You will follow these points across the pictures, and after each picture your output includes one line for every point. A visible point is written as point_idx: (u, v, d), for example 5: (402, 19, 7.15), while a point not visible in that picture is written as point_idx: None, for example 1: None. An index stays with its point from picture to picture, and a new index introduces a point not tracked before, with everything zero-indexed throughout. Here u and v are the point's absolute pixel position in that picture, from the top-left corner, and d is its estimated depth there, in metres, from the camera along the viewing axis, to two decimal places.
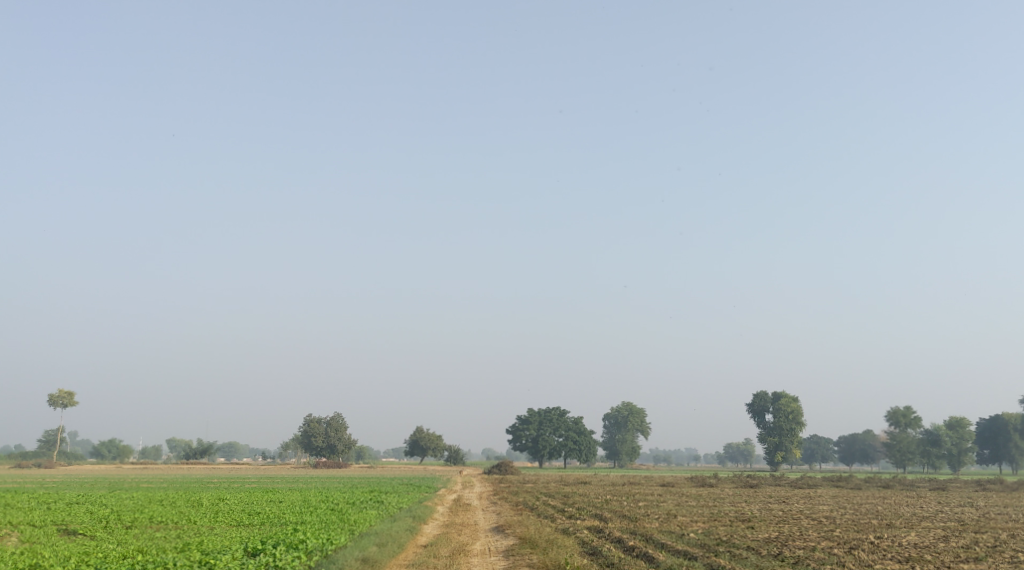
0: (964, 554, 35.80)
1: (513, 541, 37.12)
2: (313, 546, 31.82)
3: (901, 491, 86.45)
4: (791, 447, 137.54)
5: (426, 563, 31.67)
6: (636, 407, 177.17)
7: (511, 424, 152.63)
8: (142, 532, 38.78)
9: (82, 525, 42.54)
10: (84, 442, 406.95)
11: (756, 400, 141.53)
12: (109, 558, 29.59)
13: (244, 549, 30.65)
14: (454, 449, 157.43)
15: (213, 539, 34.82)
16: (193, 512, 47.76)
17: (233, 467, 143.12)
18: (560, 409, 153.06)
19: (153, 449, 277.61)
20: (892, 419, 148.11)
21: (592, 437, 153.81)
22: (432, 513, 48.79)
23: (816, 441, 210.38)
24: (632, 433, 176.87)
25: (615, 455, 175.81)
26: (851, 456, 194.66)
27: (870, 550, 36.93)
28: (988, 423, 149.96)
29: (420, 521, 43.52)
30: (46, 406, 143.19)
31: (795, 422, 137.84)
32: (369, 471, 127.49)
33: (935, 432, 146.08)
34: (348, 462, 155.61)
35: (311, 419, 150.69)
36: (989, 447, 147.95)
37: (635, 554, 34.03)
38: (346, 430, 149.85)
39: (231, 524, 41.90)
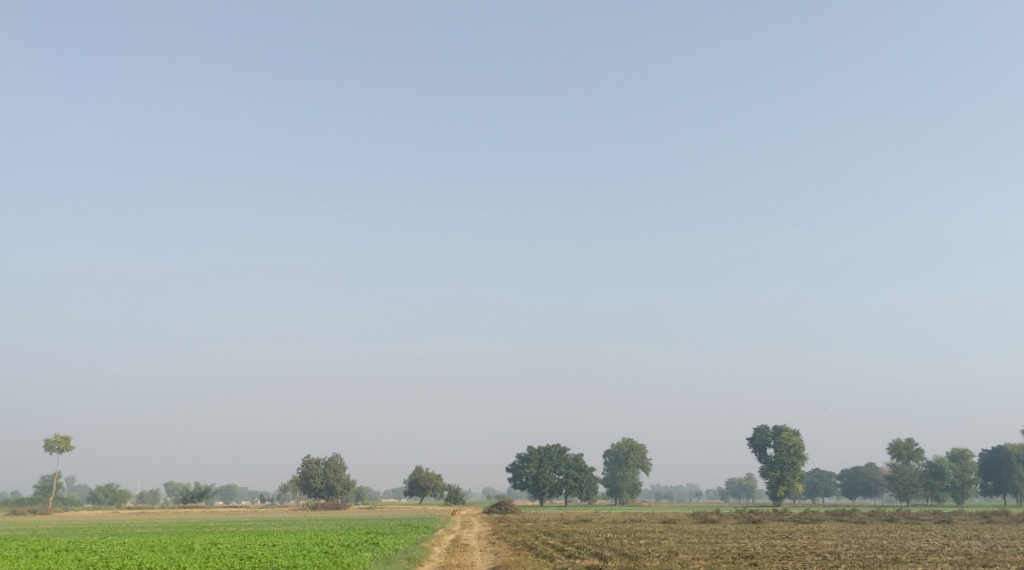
0: None
1: None
2: None
3: (905, 525, 85.54)
4: (793, 481, 136.07)
5: None
6: (637, 443, 175.85)
7: (511, 462, 151.18)
8: None
9: None
10: (80, 488, 403.48)
11: (757, 433, 140.28)
12: None
13: None
14: (453, 488, 155.76)
15: None
16: (183, 557, 46.91)
17: (231, 510, 141.83)
18: (560, 446, 151.64)
19: (150, 493, 274.98)
20: (893, 452, 146.79)
21: (593, 474, 152.16)
22: (429, 554, 47.75)
23: (818, 476, 208.62)
24: (633, 469, 175.24)
25: (616, 492, 174.02)
26: (854, 489, 192.93)
27: None
28: (991, 454, 148.88)
29: (415, 563, 42.64)
30: (41, 451, 141.78)
31: (797, 456, 136.46)
32: (369, 512, 126.22)
33: (938, 464, 144.73)
34: (347, 503, 153.90)
35: (309, 459, 149.17)
36: (993, 478, 146.61)
37: None
38: (345, 471, 148.35)
39: None
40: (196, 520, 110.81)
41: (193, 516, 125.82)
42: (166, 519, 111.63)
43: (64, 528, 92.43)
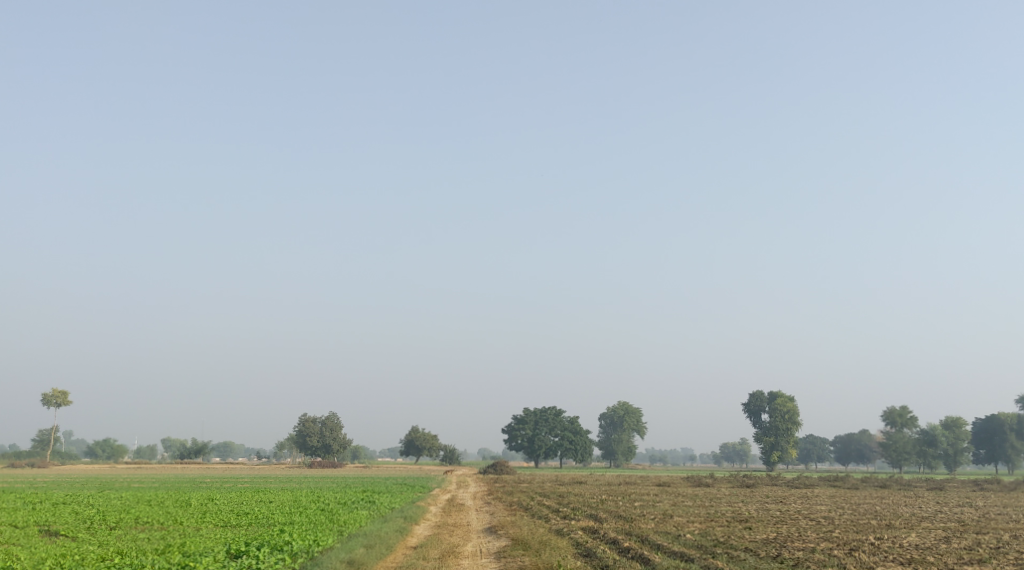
0: (967, 557, 34.55)
1: (506, 542, 36.29)
2: (299, 547, 30.89)
3: (898, 492, 85.97)
4: (787, 447, 136.73)
5: (415, 564, 30.37)
6: (632, 407, 176.62)
7: (507, 424, 152.00)
8: (126, 533, 37.80)
9: (66, 525, 41.54)
10: (78, 442, 405.99)
11: (753, 399, 140.80)
12: (85, 560, 28.22)
13: (228, 550, 29.55)
14: (449, 448, 156.52)
15: (198, 540, 34.01)
16: (180, 512, 47.05)
17: (228, 467, 142.61)
18: (556, 409, 152.36)
19: (148, 448, 276.50)
20: (888, 419, 147.52)
21: (588, 436, 152.81)
22: (425, 513, 48.01)
23: (812, 442, 209.97)
24: (628, 433, 176.13)
25: (611, 454, 175.01)
26: (847, 456, 194.17)
27: (870, 551, 35.93)
28: (985, 423, 149.49)
29: (411, 521, 42.74)
30: (39, 406, 142.19)
31: (791, 422, 137.13)
32: (366, 471, 127.06)
33: (931, 432, 145.51)
34: (344, 462, 154.81)
35: (306, 418, 149.66)
36: (986, 447, 147.39)
37: (631, 556, 32.99)
38: (341, 430, 149.03)
39: (218, 524, 40.95)
40: (193, 475, 111.41)
41: (191, 472, 126.44)
42: (165, 475, 112.22)
43: (62, 482, 92.75)
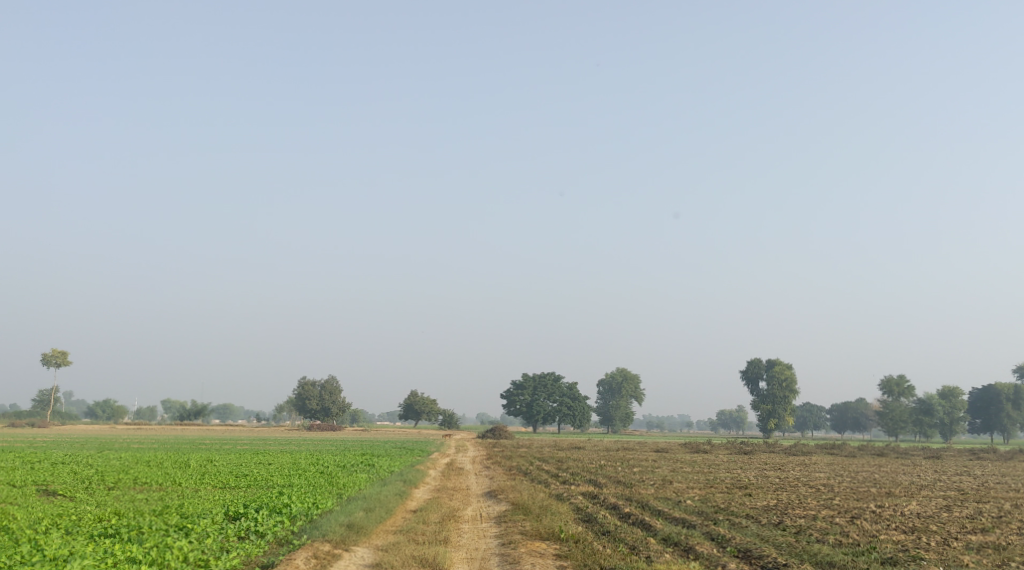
0: (969, 526, 34.20)
1: (505, 506, 35.95)
2: (298, 511, 30.59)
3: (896, 460, 86.08)
4: (784, 414, 136.85)
5: (414, 528, 30.02)
6: (631, 373, 176.75)
7: (506, 390, 152.30)
8: (123, 494, 37.48)
9: (63, 485, 41.20)
10: (77, 402, 407.40)
11: (751, 365, 140.89)
12: (82, 521, 27.83)
13: (225, 513, 29.18)
14: (448, 412, 156.78)
15: (195, 502, 33.65)
16: (178, 473, 46.81)
17: (227, 429, 142.99)
18: (554, 374, 152.76)
19: (148, 409, 277.27)
20: (885, 388, 147.68)
21: (586, 402, 153.04)
22: (424, 476, 47.81)
23: (808, 409, 210.79)
24: (626, 400, 176.39)
25: (609, 420, 175.53)
26: (843, 424, 194.92)
27: (872, 519, 35.65)
28: (981, 393, 149.69)
29: (411, 485, 42.56)
30: (39, 366, 142.19)
31: (789, 390, 137.06)
32: (365, 434, 127.58)
33: (927, 401, 145.55)
34: (342, 425, 155.25)
35: (305, 381, 149.78)
36: (981, 416, 147.63)
37: (632, 521, 32.72)
38: (341, 393, 149.27)
39: (217, 485, 40.74)
40: (193, 437, 111.52)
41: (189, 434, 126.68)
42: (164, 436, 112.57)
43: (61, 442, 93.00)
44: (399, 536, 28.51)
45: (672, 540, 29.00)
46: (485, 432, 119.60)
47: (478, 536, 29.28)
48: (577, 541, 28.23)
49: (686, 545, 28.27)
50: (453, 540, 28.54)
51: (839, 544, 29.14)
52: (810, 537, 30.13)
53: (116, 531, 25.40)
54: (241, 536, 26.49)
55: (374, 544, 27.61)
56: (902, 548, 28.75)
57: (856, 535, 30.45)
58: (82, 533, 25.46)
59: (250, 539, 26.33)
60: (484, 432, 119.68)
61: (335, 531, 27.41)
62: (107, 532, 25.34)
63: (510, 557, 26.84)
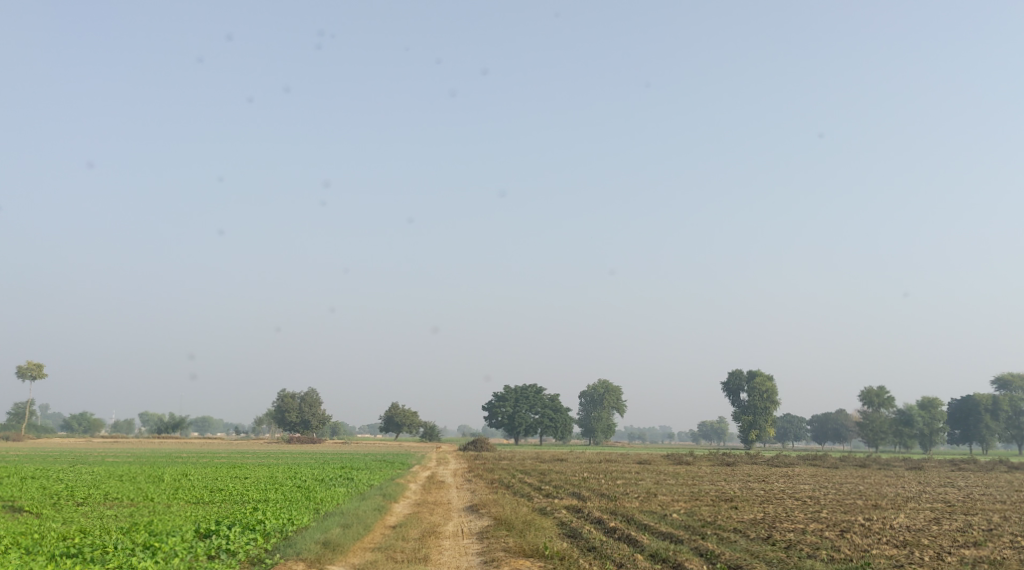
0: (961, 539, 33.54)
1: (488, 522, 35.05)
2: (272, 527, 29.57)
3: (879, 471, 85.83)
4: (765, 425, 136.36)
5: (393, 545, 29.06)
6: (613, 385, 175.83)
7: (488, 401, 151.13)
8: (92, 511, 36.21)
9: (30, 501, 39.91)
10: (55, 414, 402.38)
11: (732, 376, 140.55)
12: (45, 540, 26.70)
13: (196, 531, 28.13)
14: (429, 425, 155.41)
15: (166, 519, 32.43)
16: (150, 488, 45.65)
17: (207, 442, 140.98)
18: (536, 386, 151.78)
19: (125, 422, 274.58)
20: (864, 399, 147.59)
21: (569, 414, 152.30)
22: (405, 490, 46.91)
23: (790, 420, 210.87)
24: (608, 411, 175.55)
25: (591, 432, 174.50)
26: (824, 435, 195.03)
27: (863, 533, 34.84)
28: (960, 403, 150.02)
29: (390, 499, 41.63)
30: (15, 378, 139.92)
31: (770, 401, 136.71)
32: (346, 446, 125.62)
33: (907, 412, 145.57)
34: (323, 437, 153.55)
35: (285, 393, 148.07)
36: (961, 427, 147.79)
37: (617, 537, 31.89)
38: (321, 405, 147.66)
39: (190, 501, 39.62)
40: (169, 450, 109.85)
41: (166, 446, 124.73)
42: (141, 449, 110.68)
43: (32, 455, 91.18)
44: (376, 553, 27.49)
45: (660, 556, 28.08)
46: (468, 443, 118.35)
47: (459, 554, 28.28)
48: (562, 558, 27.31)
49: (675, 561, 27.40)
50: (434, 558, 27.50)
51: (832, 559, 28.33)
52: (801, 552, 29.27)
53: (79, 550, 24.28)
54: (212, 555, 25.45)
55: (351, 562, 26.56)
56: (896, 563, 27.94)
57: (847, 550, 29.71)
58: (44, 552, 24.30)
59: (220, 558, 25.25)
60: (467, 443, 118.37)
61: (309, 550, 26.36)
62: (70, 552, 24.19)
63: None
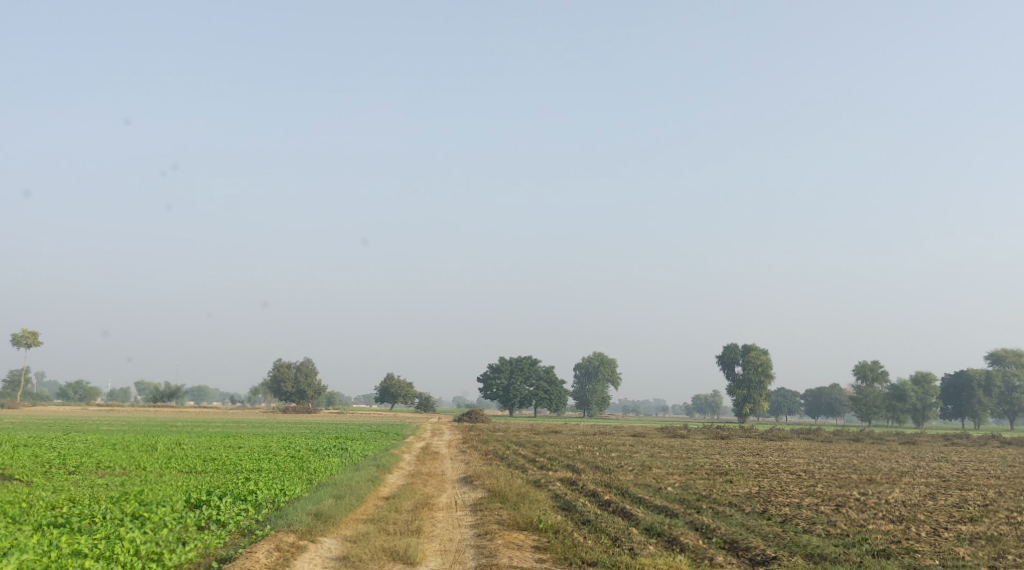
0: (959, 514, 33.34)
1: (481, 494, 34.74)
2: (263, 498, 29.25)
3: (873, 445, 85.94)
4: (759, 399, 136.52)
5: (387, 517, 28.83)
6: (607, 357, 176.15)
7: (483, 373, 151.11)
8: (83, 479, 35.96)
9: (22, 469, 39.61)
10: (51, 383, 401.85)
11: (727, 350, 140.64)
12: (33, 509, 26.34)
13: (186, 501, 27.77)
14: (424, 395, 155.36)
15: (157, 488, 32.16)
16: (144, 457, 45.27)
17: (202, 411, 140.84)
18: (531, 358, 151.70)
19: (121, 391, 274.42)
20: (859, 373, 147.79)
21: (563, 386, 152.40)
22: (399, 461, 46.70)
23: (783, 394, 211.73)
24: (603, 383, 175.83)
25: (585, 404, 174.72)
26: (817, 409, 195.64)
27: (859, 508, 34.61)
28: (953, 379, 150.29)
29: (384, 470, 41.47)
30: (10, 346, 139.51)
31: (764, 375, 136.80)
32: (341, 416, 125.40)
33: (900, 388, 145.92)
34: (318, 407, 153.47)
35: (281, 362, 147.89)
36: (953, 402, 148.17)
37: (611, 510, 31.68)
38: (317, 375, 147.54)
39: (183, 471, 39.36)
40: (164, 419, 109.61)
41: (161, 415, 124.49)
42: (137, 418, 110.47)
43: (24, 423, 90.76)
44: (369, 525, 27.22)
45: (656, 530, 27.83)
46: (462, 415, 118.32)
47: (452, 526, 28.06)
48: (557, 532, 27.03)
49: (670, 536, 27.14)
50: (427, 530, 27.26)
51: (828, 534, 28.10)
52: (796, 527, 29.05)
53: (67, 520, 23.96)
54: (201, 525, 25.16)
55: (343, 534, 26.29)
56: (894, 539, 27.69)
57: (844, 526, 29.41)
58: (31, 522, 24.00)
59: (210, 529, 25.01)
60: (462, 414, 118.36)
61: (301, 521, 26.09)
62: (58, 522, 23.89)
63: (486, 549, 25.48)
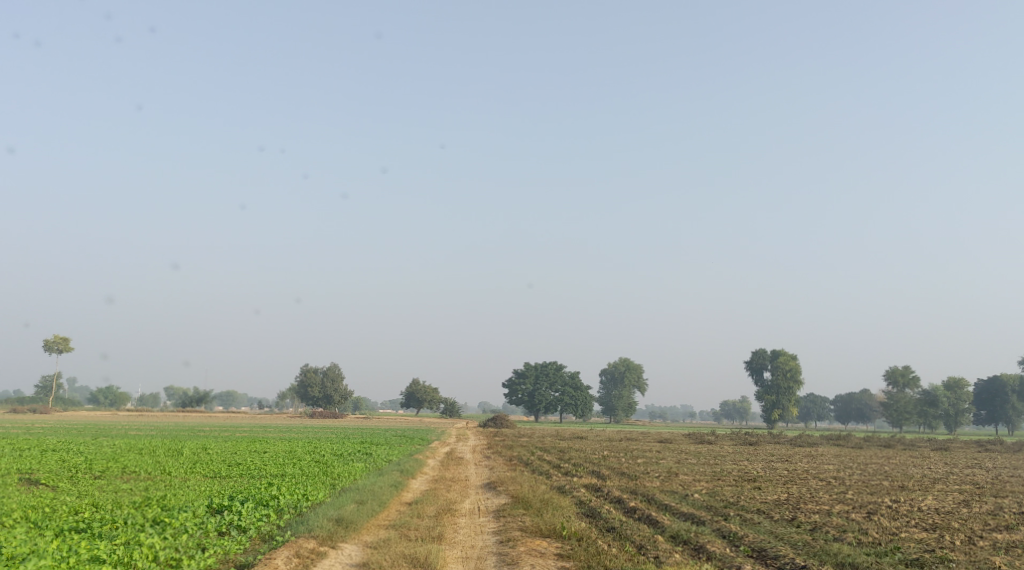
0: (993, 522, 32.56)
1: (505, 500, 34.42)
2: (286, 503, 29.11)
3: (904, 451, 84.51)
4: (788, 405, 135.10)
5: (408, 522, 28.68)
6: (634, 362, 175.27)
7: (508, 378, 150.92)
8: (109, 483, 36.08)
9: (49, 474, 39.75)
10: (82, 388, 406.79)
11: (755, 355, 139.38)
12: (56, 514, 26.30)
13: (208, 506, 27.60)
14: (450, 401, 155.25)
15: (181, 493, 32.17)
16: (170, 462, 45.31)
17: (230, 416, 141.48)
18: (557, 363, 151.17)
19: (151, 395, 277.10)
20: (890, 378, 145.96)
21: (589, 392, 151.61)
22: (423, 467, 46.34)
23: (813, 400, 209.57)
24: (629, 389, 174.93)
25: (611, 410, 173.71)
26: (847, 414, 193.25)
27: (890, 516, 33.92)
28: (986, 384, 147.81)
29: (408, 475, 41.27)
30: (41, 352, 141.13)
31: (794, 380, 135.32)
32: (366, 422, 125.87)
33: (933, 393, 143.77)
34: (345, 413, 153.76)
35: (307, 368, 148.42)
36: (987, 408, 145.70)
37: (637, 517, 31.20)
38: (343, 380, 147.85)
39: (208, 476, 39.40)
40: (192, 424, 110.35)
41: (190, 420, 125.08)
42: (166, 423, 111.06)
43: (54, 428, 91.88)
44: (390, 531, 26.95)
45: (682, 538, 27.35)
46: (489, 420, 117.81)
47: (475, 532, 27.71)
48: (581, 539, 26.62)
49: (697, 544, 26.67)
50: (449, 537, 26.94)
51: (860, 543, 27.44)
52: (826, 534, 28.48)
53: (88, 525, 23.87)
54: (223, 531, 25.02)
55: (364, 540, 26.07)
56: (928, 548, 27.02)
57: (875, 534, 28.81)
58: (53, 527, 24.01)
59: (231, 534, 24.91)
60: (488, 419, 117.88)
61: (322, 527, 25.85)
62: (79, 526, 23.85)
63: (509, 557, 25.11)
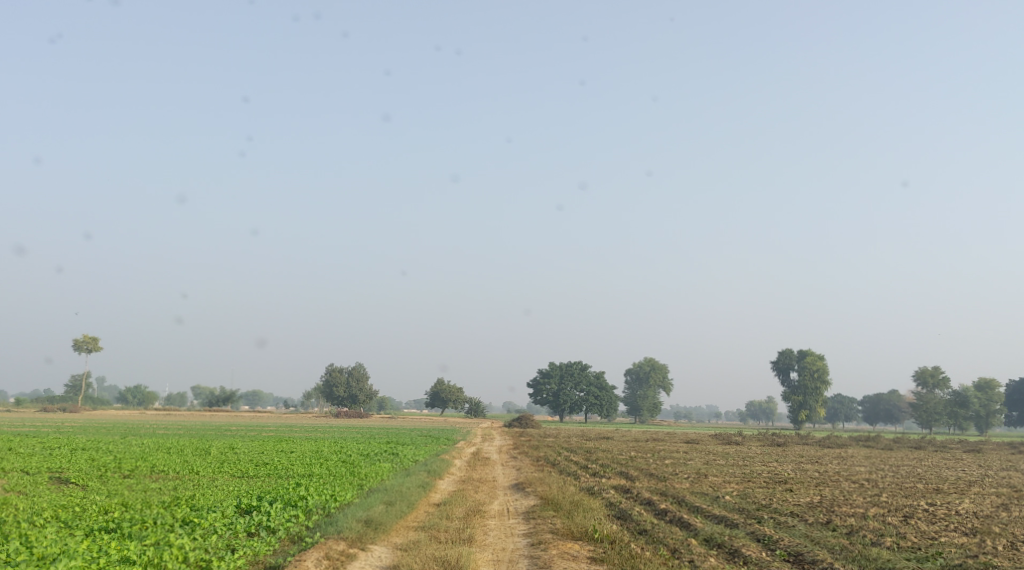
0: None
1: (534, 501, 34.03)
2: (315, 504, 28.92)
3: (935, 452, 83.44)
4: (815, 406, 133.70)
5: (437, 523, 28.39)
6: (659, 363, 174.49)
7: (533, 378, 150.57)
8: (138, 483, 36.06)
9: (78, 473, 39.81)
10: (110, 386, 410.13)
11: (782, 356, 138.24)
12: (85, 513, 26.25)
13: (236, 507, 27.41)
14: (475, 401, 155.07)
15: (209, 493, 32.10)
16: (198, 461, 45.32)
17: (256, 416, 142.00)
18: (582, 363, 150.64)
19: (179, 394, 279.27)
20: (919, 379, 144.27)
21: (614, 392, 150.97)
22: (450, 467, 46.04)
23: (840, 401, 207.70)
24: (654, 389, 174.02)
25: (636, 410, 172.83)
26: (875, 415, 191.37)
27: (927, 519, 33.21)
28: (1018, 385, 145.79)
29: (435, 475, 41.03)
30: (71, 351, 142.34)
31: (821, 381, 134.11)
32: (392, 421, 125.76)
33: (963, 394, 141.95)
34: (370, 413, 153.92)
35: (333, 368, 148.76)
36: (1019, 410, 143.68)
37: (669, 519, 30.73)
38: (368, 380, 148.08)
39: (235, 475, 39.29)
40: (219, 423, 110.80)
41: (216, 419, 125.68)
42: (193, 422, 111.75)
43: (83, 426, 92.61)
44: (420, 533, 26.68)
45: (715, 541, 26.90)
46: (514, 420, 117.40)
47: (506, 534, 27.39)
48: (612, 542, 26.24)
49: (731, 547, 26.16)
50: (479, 539, 26.59)
51: (899, 548, 26.84)
52: (863, 538, 27.92)
53: (117, 525, 23.73)
54: (251, 532, 24.82)
55: (393, 542, 25.83)
56: (970, 554, 26.34)
57: (915, 538, 28.19)
58: (83, 526, 23.91)
59: (261, 535, 24.70)
60: (513, 419, 117.48)
61: (351, 528, 25.58)
62: (109, 526, 23.75)
63: (541, 560, 24.76)
